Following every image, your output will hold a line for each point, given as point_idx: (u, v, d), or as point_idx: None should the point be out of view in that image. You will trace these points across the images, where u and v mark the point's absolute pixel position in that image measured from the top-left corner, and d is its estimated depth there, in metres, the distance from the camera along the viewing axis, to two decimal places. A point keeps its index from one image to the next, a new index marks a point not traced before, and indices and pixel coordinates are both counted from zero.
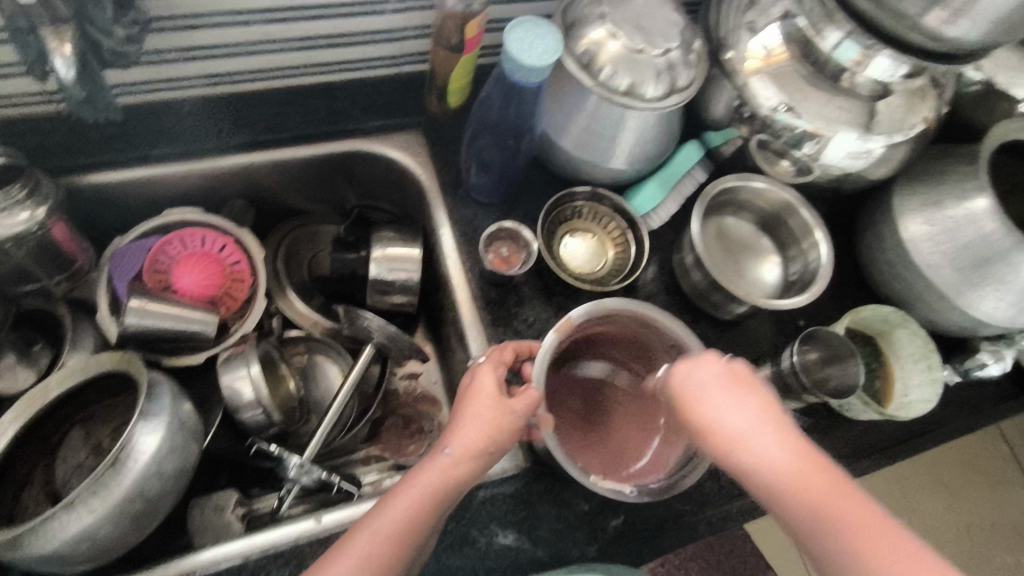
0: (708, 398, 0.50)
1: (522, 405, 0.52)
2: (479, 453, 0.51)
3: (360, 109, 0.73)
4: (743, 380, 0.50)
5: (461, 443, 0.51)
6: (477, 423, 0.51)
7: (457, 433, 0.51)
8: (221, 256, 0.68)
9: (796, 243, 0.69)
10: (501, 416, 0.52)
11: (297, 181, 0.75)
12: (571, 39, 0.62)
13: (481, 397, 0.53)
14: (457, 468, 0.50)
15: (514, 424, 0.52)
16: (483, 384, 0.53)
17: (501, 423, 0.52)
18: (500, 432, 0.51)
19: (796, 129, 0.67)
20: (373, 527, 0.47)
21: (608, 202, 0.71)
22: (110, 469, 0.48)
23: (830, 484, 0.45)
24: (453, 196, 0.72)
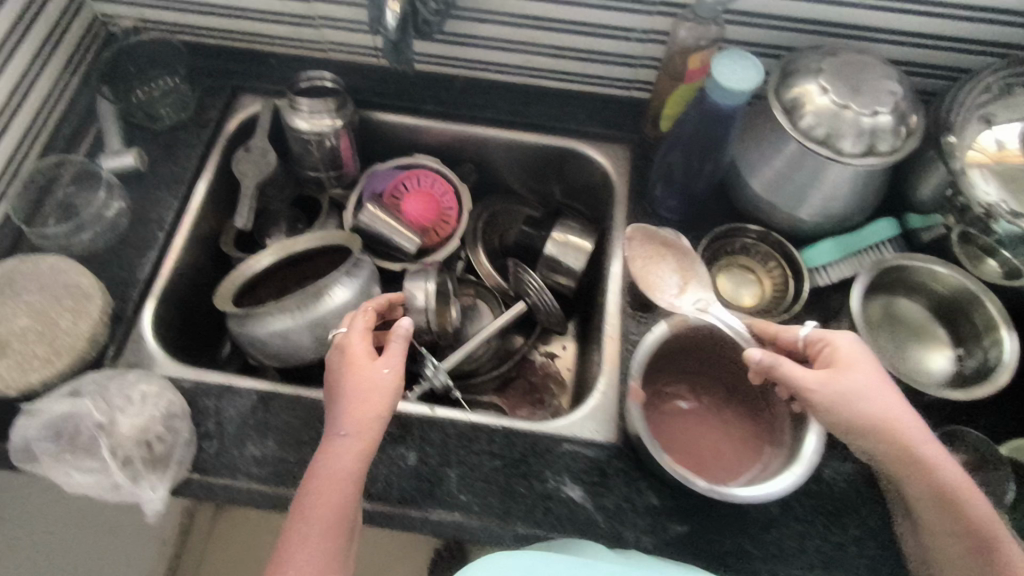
0: (920, 440, 0.52)
1: (394, 358, 0.59)
2: (371, 420, 0.56)
3: (585, 116, 0.85)
4: (877, 371, 0.55)
5: (354, 424, 0.55)
6: (361, 397, 0.56)
7: (348, 415, 0.56)
8: (440, 199, 0.85)
9: (976, 338, 0.64)
10: (379, 381, 0.57)
11: (516, 164, 0.90)
12: (784, 87, 0.67)
13: (354, 373, 0.58)
14: (360, 441, 0.55)
15: (392, 380, 0.58)
16: (355, 360, 0.59)
17: (382, 387, 0.57)
18: (385, 394, 0.57)
19: (1021, 236, 0.63)
20: (307, 525, 0.52)
21: (778, 247, 0.74)
22: (313, 297, 0.66)
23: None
24: (636, 205, 0.80)
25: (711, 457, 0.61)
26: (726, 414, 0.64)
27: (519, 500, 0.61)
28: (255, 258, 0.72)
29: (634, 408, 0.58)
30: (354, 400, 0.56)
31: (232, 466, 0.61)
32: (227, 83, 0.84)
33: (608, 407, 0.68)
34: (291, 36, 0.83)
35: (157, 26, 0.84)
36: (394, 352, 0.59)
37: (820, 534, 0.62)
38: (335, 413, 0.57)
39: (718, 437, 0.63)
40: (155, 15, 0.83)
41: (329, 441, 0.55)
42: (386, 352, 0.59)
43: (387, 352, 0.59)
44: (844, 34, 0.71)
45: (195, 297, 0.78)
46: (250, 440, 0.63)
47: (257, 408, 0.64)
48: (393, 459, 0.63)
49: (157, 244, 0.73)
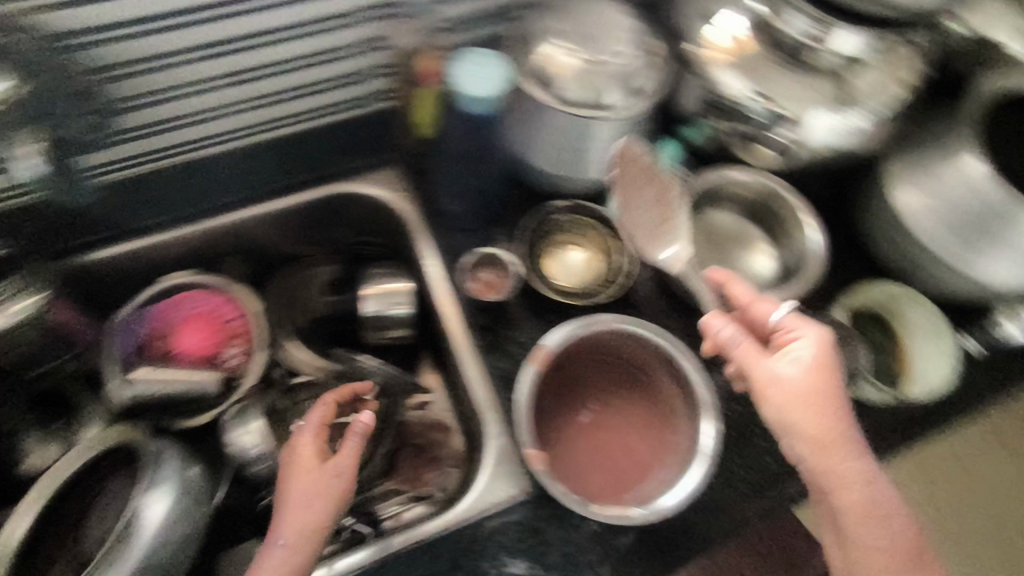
0: (795, 413, 0.51)
1: (345, 460, 0.57)
2: (314, 519, 0.55)
3: (336, 153, 0.73)
4: (747, 349, 0.53)
5: (291, 531, 0.54)
6: (304, 506, 0.55)
7: (287, 524, 0.54)
8: (219, 315, 0.70)
9: (782, 227, 0.67)
10: (328, 481, 0.56)
11: (287, 231, 0.76)
12: (526, 58, 0.61)
13: (296, 478, 0.56)
14: (293, 553, 0.53)
15: (342, 480, 0.57)
16: (297, 466, 0.57)
17: (334, 485, 0.56)
18: (336, 491, 0.56)
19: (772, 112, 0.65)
20: None
21: (589, 213, 0.70)
22: (120, 539, 0.51)
23: (908, 546, 0.51)
24: (436, 226, 0.72)
25: (640, 456, 0.59)
26: (624, 406, 0.61)
27: None
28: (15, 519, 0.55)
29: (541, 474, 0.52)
30: (296, 508, 0.55)
31: None
32: None
33: (510, 455, 0.63)
34: None
35: None
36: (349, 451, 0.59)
37: (740, 465, 0.64)
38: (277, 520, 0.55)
39: (633, 432, 0.60)
40: None
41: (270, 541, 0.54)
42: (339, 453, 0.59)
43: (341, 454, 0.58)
44: None
45: None
46: None
47: None
48: None
49: None
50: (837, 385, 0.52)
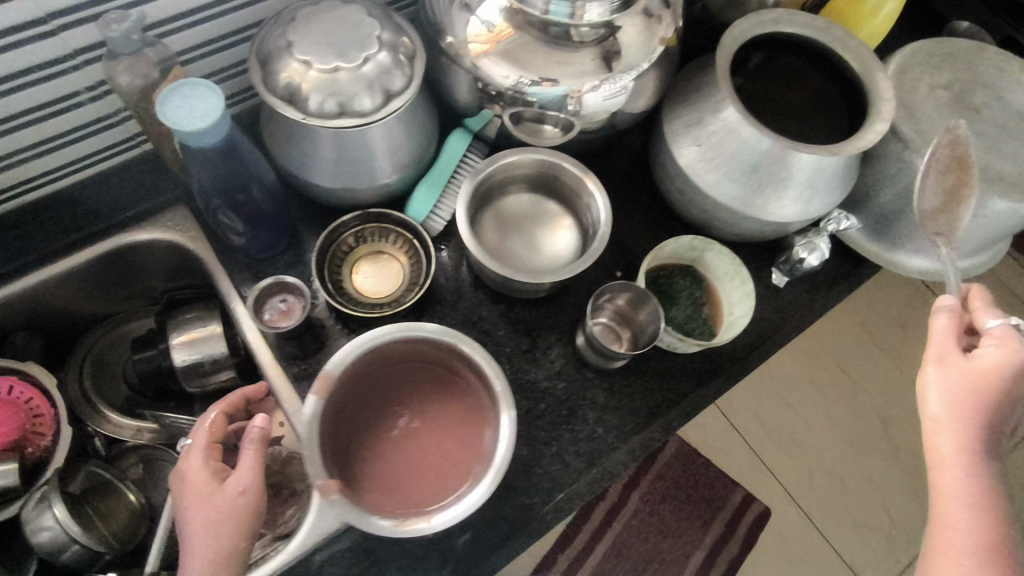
0: (930, 405, 0.54)
1: (243, 475, 0.54)
2: (233, 540, 0.52)
3: (110, 204, 0.69)
4: (948, 344, 0.55)
5: (197, 564, 0.52)
6: (205, 540, 0.52)
7: (191, 558, 0.52)
8: (12, 400, 0.65)
9: (573, 197, 0.68)
10: (231, 498, 0.53)
11: (76, 293, 0.71)
12: (268, 77, 0.58)
13: (192, 508, 0.53)
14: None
15: (250, 486, 0.54)
16: (186, 493, 0.54)
17: (236, 499, 0.53)
18: (241, 501, 0.53)
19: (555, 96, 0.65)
20: None
21: (385, 218, 0.68)
22: None
23: (983, 406, 0.52)
24: (232, 261, 0.69)
25: (445, 466, 0.58)
26: (434, 405, 0.60)
27: None
28: None
29: (334, 502, 0.53)
30: (199, 541, 0.52)
31: None
32: None
33: None
34: None
35: None
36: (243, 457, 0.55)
37: (570, 440, 0.65)
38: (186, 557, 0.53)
39: (443, 438, 0.59)
40: None
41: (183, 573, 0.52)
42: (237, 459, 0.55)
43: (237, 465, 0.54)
44: None
45: None
46: None
47: None
48: None
49: None
50: (982, 418, 0.52)
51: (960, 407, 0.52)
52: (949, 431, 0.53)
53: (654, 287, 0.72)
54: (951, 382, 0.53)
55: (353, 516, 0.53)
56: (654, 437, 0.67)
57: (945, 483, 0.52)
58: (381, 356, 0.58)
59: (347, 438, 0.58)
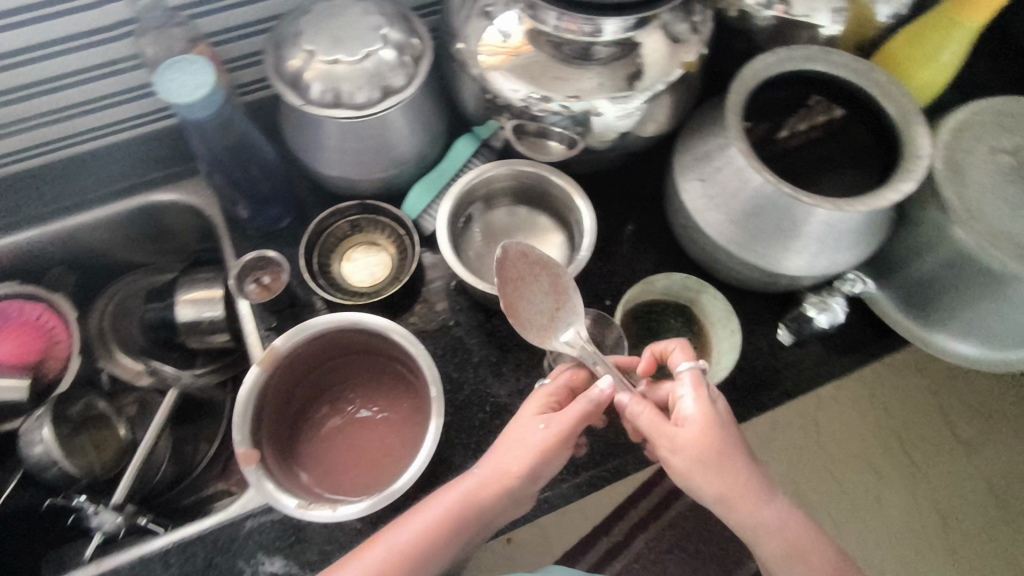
0: (692, 473, 0.52)
1: (545, 442, 0.54)
2: (436, 544, 0.52)
3: (148, 165, 0.76)
4: (660, 424, 0.52)
5: (488, 467, 0.54)
6: (511, 448, 0.54)
7: (489, 458, 0.55)
8: (37, 323, 0.73)
9: (560, 210, 0.68)
10: (466, 494, 0.53)
11: (111, 239, 0.79)
12: (278, 63, 0.62)
13: (521, 418, 0.56)
14: (484, 488, 0.53)
15: (500, 469, 0.54)
16: (525, 407, 0.56)
17: (467, 496, 0.53)
18: (496, 484, 0.53)
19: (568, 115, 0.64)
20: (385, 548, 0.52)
21: (381, 212, 0.71)
22: None
23: (725, 451, 0.51)
24: (240, 232, 0.73)
25: (378, 467, 0.58)
26: (383, 401, 0.61)
27: None
28: None
29: (249, 473, 0.52)
30: (503, 448, 0.55)
31: None
32: None
33: None
34: None
35: None
36: (529, 420, 0.55)
37: None
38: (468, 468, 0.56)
39: (387, 437, 0.59)
40: None
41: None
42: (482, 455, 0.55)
43: (519, 443, 0.54)
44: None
45: None
46: None
47: None
48: None
49: None
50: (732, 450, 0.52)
51: (706, 465, 0.51)
52: (727, 486, 0.51)
53: (642, 322, 0.69)
54: (709, 461, 0.51)
55: (265, 489, 0.53)
56: (607, 476, 0.64)
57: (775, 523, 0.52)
58: (335, 342, 0.60)
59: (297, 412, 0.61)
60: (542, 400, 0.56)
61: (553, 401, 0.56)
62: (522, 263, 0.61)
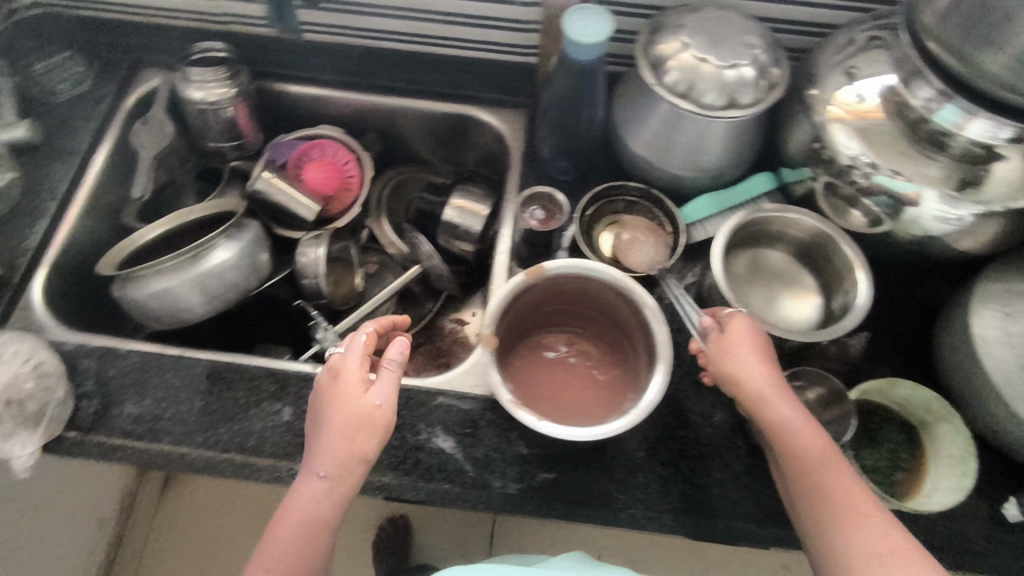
0: (768, 403, 0.56)
1: (358, 406, 0.56)
2: (319, 530, 0.55)
3: (483, 83, 0.86)
4: (749, 342, 0.58)
5: (331, 467, 0.56)
6: (343, 439, 0.56)
7: (324, 457, 0.56)
8: (343, 168, 0.87)
9: (836, 281, 0.66)
10: (315, 494, 0.55)
11: (422, 130, 0.90)
12: (650, 42, 0.67)
13: (339, 386, 0.57)
14: (333, 490, 0.56)
15: (343, 455, 0.56)
16: (347, 367, 0.58)
17: (319, 498, 0.55)
18: (351, 474, 0.56)
19: (888, 191, 0.63)
20: (284, 536, 0.54)
21: (660, 206, 0.75)
22: (191, 258, 0.66)
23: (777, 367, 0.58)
24: (530, 168, 0.81)
25: (569, 406, 0.62)
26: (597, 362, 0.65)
27: (391, 451, 0.63)
28: (145, 227, 0.74)
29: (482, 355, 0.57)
30: (328, 434, 0.56)
31: (110, 424, 0.63)
32: (127, 56, 0.85)
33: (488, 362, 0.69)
34: (179, 8, 0.83)
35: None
36: (355, 401, 0.56)
37: (685, 477, 0.64)
38: (314, 449, 0.57)
39: (586, 386, 0.64)
40: None
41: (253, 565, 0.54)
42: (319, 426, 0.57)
43: (338, 424, 0.56)
44: None
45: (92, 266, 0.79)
46: (129, 398, 0.64)
47: (136, 367, 0.66)
48: (268, 415, 0.64)
49: (48, 214, 0.75)
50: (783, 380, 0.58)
51: (771, 384, 0.57)
52: (766, 404, 0.56)
53: (861, 422, 0.66)
54: (752, 374, 0.57)
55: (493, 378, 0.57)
56: (760, 534, 0.62)
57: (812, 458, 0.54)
58: (587, 291, 0.63)
59: (531, 319, 0.66)
60: (388, 384, 0.57)
61: (365, 361, 0.59)
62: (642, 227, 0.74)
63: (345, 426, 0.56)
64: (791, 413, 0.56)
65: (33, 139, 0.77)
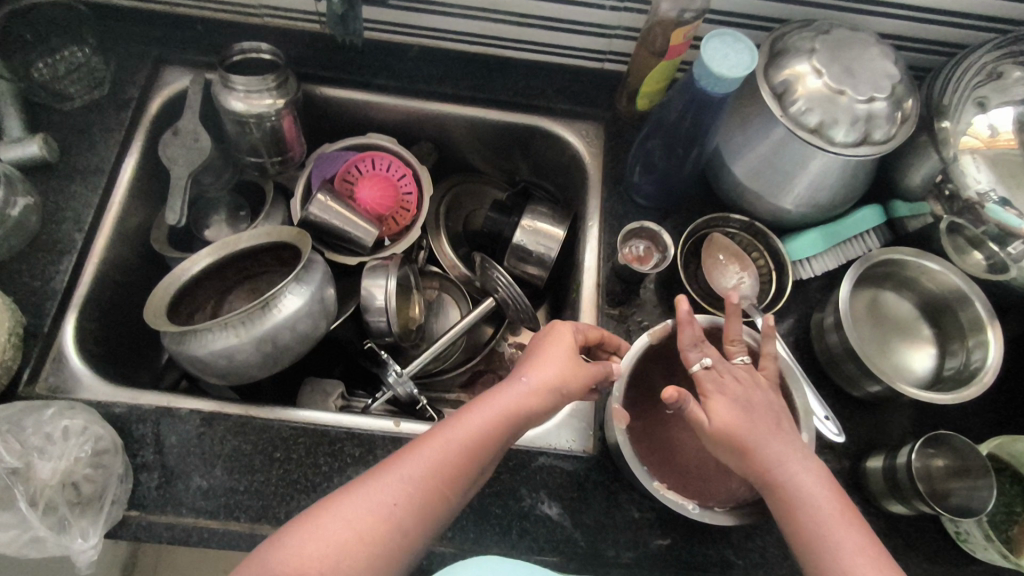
0: (785, 453, 0.51)
1: (585, 373, 0.56)
2: (466, 467, 0.51)
3: (554, 91, 0.77)
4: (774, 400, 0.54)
5: (537, 379, 0.55)
6: (551, 363, 0.55)
7: (533, 369, 0.55)
8: (398, 183, 0.78)
9: (958, 333, 0.62)
10: (483, 415, 0.52)
11: (480, 141, 0.82)
12: (774, 67, 0.61)
13: (559, 343, 0.57)
14: (524, 402, 0.54)
15: (546, 382, 0.55)
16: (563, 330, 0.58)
17: (504, 411, 0.53)
18: (541, 399, 0.54)
19: (1005, 226, 0.59)
20: (446, 444, 0.51)
21: (763, 240, 0.69)
22: (260, 309, 0.58)
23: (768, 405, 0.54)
24: (612, 189, 0.74)
25: (687, 466, 0.60)
26: None
27: (494, 521, 0.58)
28: (189, 260, 0.65)
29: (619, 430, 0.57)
30: (546, 360, 0.56)
31: (176, 500, 0.56)
32: (147, 53, 0.74)
33: (586, 413, 0.64)
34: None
35: None
36: (565, 350, 0.56)
37: None
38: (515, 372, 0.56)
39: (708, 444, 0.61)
40: None
41: (352, 492, 0.49)
42: (536, 361, 0.56)
43: (564, 365, 0.56)
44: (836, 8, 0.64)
45: (122, 302, 0.70)
46: (195, 470, 0.57)
47: (200, 432, 0.58)
48: None
49: (75, 248, 0.65)
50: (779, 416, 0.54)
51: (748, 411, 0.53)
52: (771, 461, 0.51)
53: None
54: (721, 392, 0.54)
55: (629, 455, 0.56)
56: None
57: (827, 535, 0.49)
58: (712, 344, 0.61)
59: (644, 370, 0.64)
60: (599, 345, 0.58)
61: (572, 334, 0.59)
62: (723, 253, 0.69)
63: (562, 372, 0.55)
64: (806, 473, 0.51)
65: (49, 157, 0.67)
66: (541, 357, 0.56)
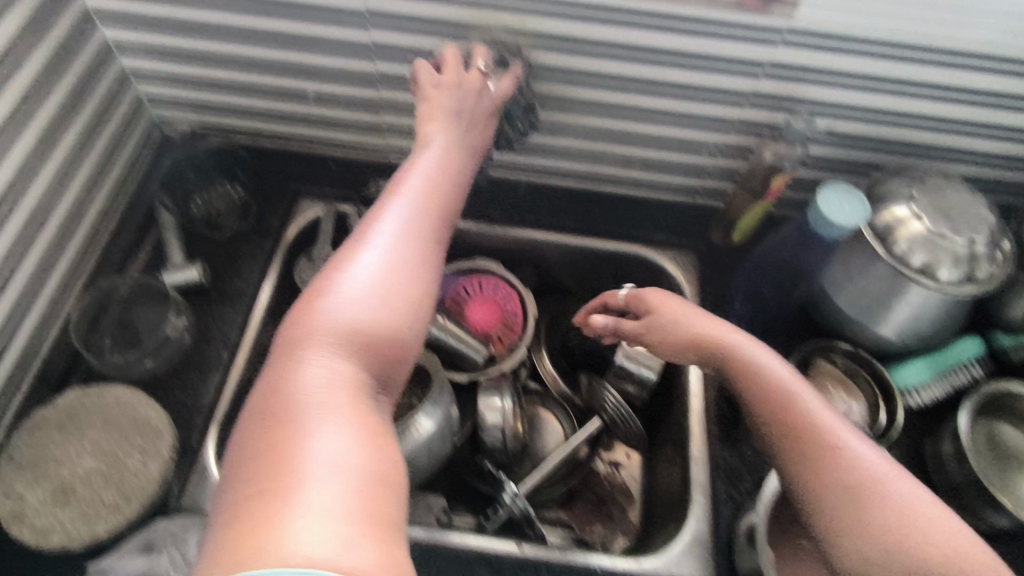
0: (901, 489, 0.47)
1: (476, 111, 0.63)
2: (430, 208, 0.56)
3: (652, 224, 0.84)
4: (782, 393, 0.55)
5: (450, 142, 0.61)
6: (476, 129, 0.64)
7: (450, 132, 0.61)
8: (505, 306, 0.84)
9: None
10: (444, 155, 0.60)
11: (574, 262, 0.85)
12: (874, 210, 0.66)
13: (475, 135, 0.64)
14: (449, 163, 0.60)
15: (459, 152, 0.62)
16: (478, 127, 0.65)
17: (444, 172, 0.59)
18: (459, 173, 0.61)
19: None
20: (412, 189, 0.56)
21: (866, 366, 0.71)
22: (399, 432, 0.62)
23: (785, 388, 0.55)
24: (710, 315, 0.78)
25: None
26: None
27: None
28: None
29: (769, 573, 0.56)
30: (473, 131, 0.64)
31: None
32: (288, 190, 0.83)
33: (706, 541, 0.64)
34: (353, 141, 0.83)
35: (217, 131, 0.85)
36: (485, 102, 0.64)
37: None
38: (459, 126, 0.62)
39: None
40: (215, 122, 0.83)
41: (356, 262, 0.49)
42: (422, 138, 0.61)
43: (468, 116, 0.63)
44: (928, 157, 0.72)
45: None
46: None
47: None
48: None
49: (222, 364, 0.71)
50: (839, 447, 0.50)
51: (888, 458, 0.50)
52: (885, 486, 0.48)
53: None
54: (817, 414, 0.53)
55: None
56: None
57: (799, 413, 0.53)
58: None
59: None
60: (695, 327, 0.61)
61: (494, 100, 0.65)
62: (827, 378, 0.71)
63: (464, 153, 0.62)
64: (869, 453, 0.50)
65: (204, 282, 0.74)
66: (427, 134, 0.61)
